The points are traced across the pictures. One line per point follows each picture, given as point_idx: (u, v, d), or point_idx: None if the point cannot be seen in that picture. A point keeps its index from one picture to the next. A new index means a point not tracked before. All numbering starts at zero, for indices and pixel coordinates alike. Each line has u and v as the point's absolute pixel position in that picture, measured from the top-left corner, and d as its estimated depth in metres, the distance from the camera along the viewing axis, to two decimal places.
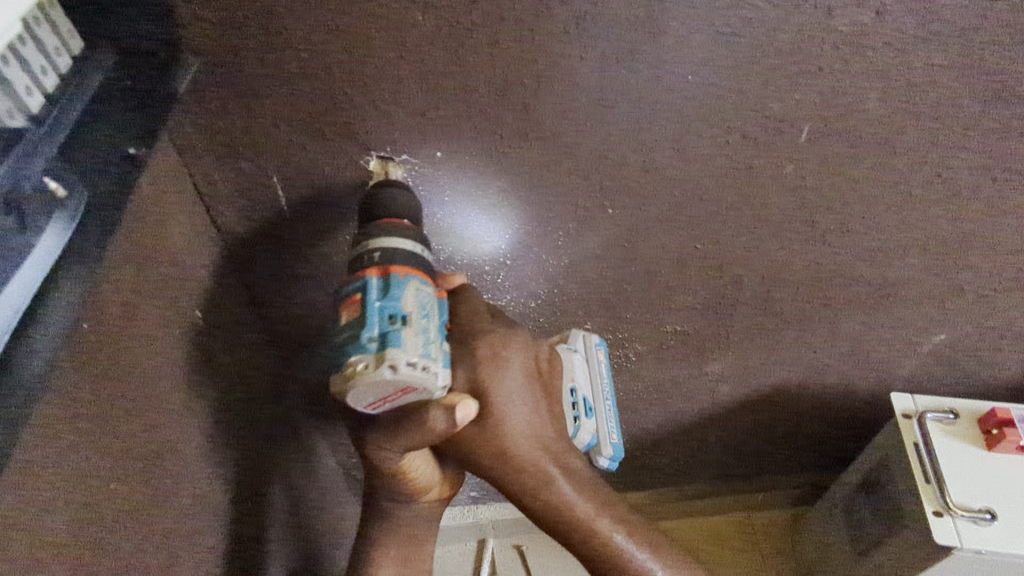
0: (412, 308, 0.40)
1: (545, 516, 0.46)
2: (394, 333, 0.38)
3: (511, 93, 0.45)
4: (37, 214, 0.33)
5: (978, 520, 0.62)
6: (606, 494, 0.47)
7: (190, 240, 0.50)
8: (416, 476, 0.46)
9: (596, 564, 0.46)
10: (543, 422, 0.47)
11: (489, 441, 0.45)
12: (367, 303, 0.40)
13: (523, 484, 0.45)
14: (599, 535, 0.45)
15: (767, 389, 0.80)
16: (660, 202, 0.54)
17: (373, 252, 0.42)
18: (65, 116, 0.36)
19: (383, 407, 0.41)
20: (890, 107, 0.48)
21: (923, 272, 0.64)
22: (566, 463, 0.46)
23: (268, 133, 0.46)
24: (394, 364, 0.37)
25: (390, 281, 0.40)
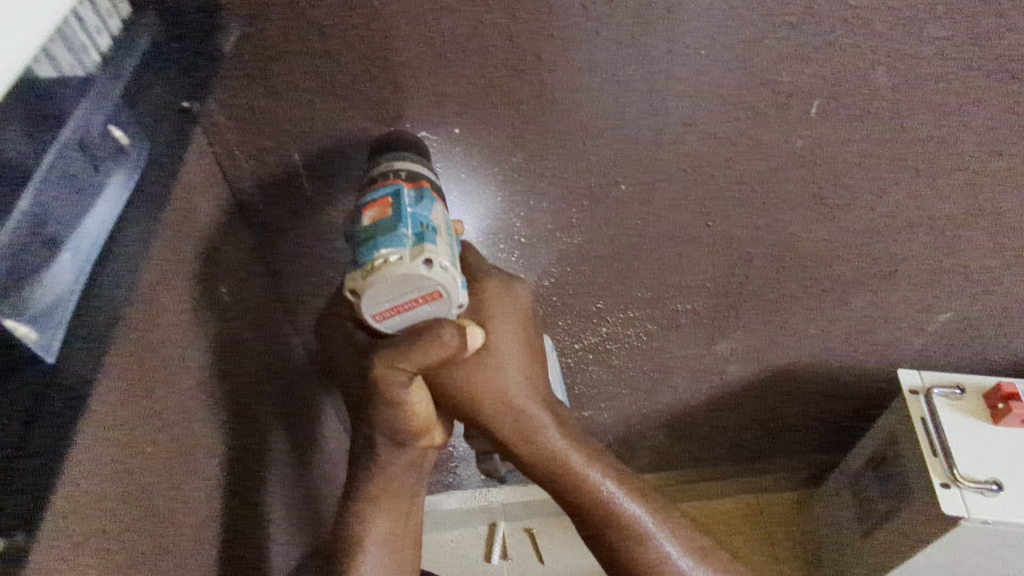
0: (442, 222, 0.42)
1: (534, 461, 0.50)
2: (430, 234, 0.40)
3: (528, 69, 0.46)
4: (109, 159, 0.36)
5: (985, 491, 0.63)
6: (592, 445, 0.51)
7: (213, 216, 0.51)
8: (416, 403, 0.46)
9: (580, 504, 0.50)
10: (537, 377, 0.51)
11: (485, 393, 0.48)
12: (400, 205, 0.41)
13: (514, 433, 0.49)
14: (587, 480, 0.50)
15: (774, 369, 0.81)
16: (671, 179, 0.56)
17: (402, 169, 0.44)
18: (120, 74, 0.37)
19: (390, 317, 0.42)
20: (898, 82, 0.49)
21: (929, 249, 0.65)
22: (558, 416, 0.50)
23: (289, 110, 0.47)
24: (431, 259, 0.39)
25: (424, 194, 0.42)
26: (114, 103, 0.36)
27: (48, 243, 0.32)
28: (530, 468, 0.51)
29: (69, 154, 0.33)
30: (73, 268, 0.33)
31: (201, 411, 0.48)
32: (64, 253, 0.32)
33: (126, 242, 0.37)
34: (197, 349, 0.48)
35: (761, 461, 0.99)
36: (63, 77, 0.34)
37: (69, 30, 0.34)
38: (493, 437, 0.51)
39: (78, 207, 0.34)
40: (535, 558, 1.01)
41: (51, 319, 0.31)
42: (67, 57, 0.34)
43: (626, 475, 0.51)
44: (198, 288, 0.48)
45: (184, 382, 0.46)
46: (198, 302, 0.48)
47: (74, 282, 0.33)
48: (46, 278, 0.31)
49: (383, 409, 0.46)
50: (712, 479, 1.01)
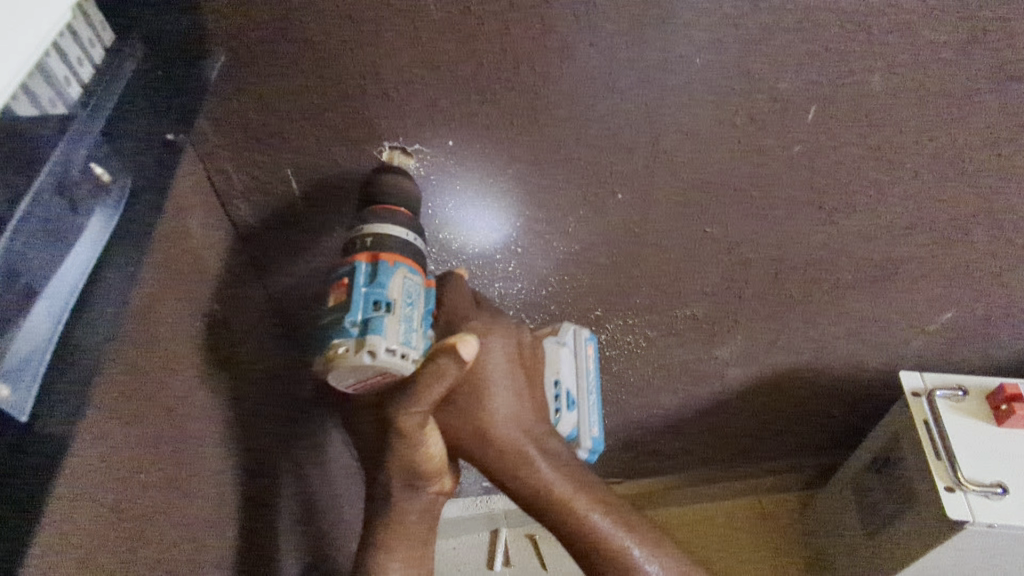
0: (398, 295, 0.44)
1: (522, 496, 0.49)
2: (377, 320, 0.43)
3: (521, 80, 0.45)
4: (85, 199, 0.36)
5: (989, 495, 0.63)
6: (584, 477, 0.49)
7: (208, 235, 0.50)
8: (432, 445, 0.47)
9: (574, 544, 0.48)
10: (523, 409, 0.51)
11: (469, 426, 0.49)
12: (355, 287, 0.43)
13: (500, 465, 0.49)
14: (576, 515, 0.47)
15: (776, 372, 0.80)
16: (669, 186, 0.55)
17: (367, 236, 0.45)
18: (98, 108, 0.37)
19: (361, 388, 0.46)
20: (897, 86, 0.48)
21: (930, 249, 0.64)
22: (544, 446, 0.50)
23: (281, 126, 0.47)
24: (373, 351, 0.42)
25: (379, 268, 0.44)
26: (90, 138, 0.37)
27: (24, 291, 0.31)
28: (520, 505, 0.49)
29: (47, 199, 0.33)
30: (50, 313, 0.32)
31: (202, 434, 0.48)
32: (39, 303, 0.32)
33: (110, 284, 0.36)
34: (196, 373, 0.47)
35: (764, 464, 0.99)
36: (44, 114, 0.33)
37: (51, 63, 0.33)
38: (484, 473, 0.50)
39: (55, 252, 0.33)
40: (538, 564, 1.00)
41: (28, 371, 0.30)
42: (49, 93, 0.33)
43: (619, 508, 0.48)
44: (196, 311, 0.47)
45: (181, 406, 0.45)
46: (194, 325, 0.47)
47: (49, 331, 0.32)
48: (21, 328, 0.30)
49: (399, 455, 0.47)
50: (714, 481, 1.00)
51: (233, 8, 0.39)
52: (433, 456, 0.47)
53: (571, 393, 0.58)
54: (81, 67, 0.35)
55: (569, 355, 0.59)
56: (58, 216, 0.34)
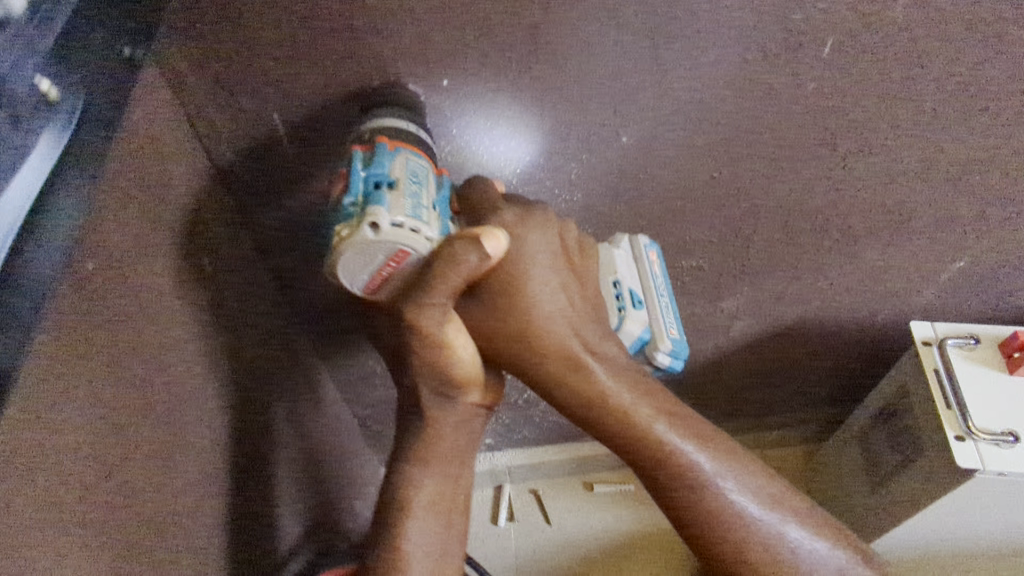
0: (401, 173, 0.41)
1: (574, 404, 0.47)
2: (378, 196, 0.40)
3: (519, 10, 0.42)
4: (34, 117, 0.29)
5: (1000, 443, 0.62)
6: (644, 383, 0.47)
7: (190, 183, 0.48)
8: (456, 349, 0.44)
9: (632, 452, 0.46)
10: (573, 308, 0.47)
11: (517, 329, 0.46)
12: (353, 171, 0.41)
13: (550, 372, 0.46)
14: (635, 424, 0.45)
15: (782, 324, 0.79)
16: (676, 129, 0.52)
17: (367, 132, 0.44)
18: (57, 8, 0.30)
19: (380, 288, 0.43)
20: (919, 16, 0.45)
21: (945, 195, 0.62)
22: (599, 351, 0.47)
23: (264, 64, 0.44)
24: (375, 221, 0.39)
25: (378, 151, 0.42)
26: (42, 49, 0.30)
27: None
28: (572, 413, 0.47)
29: None
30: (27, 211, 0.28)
31: (189, 386, 0.47)
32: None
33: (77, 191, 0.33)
34: (180, 323, 0.46)
35: (768, 418, 0.98)
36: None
37: None
38: (532, 380, 0.48)
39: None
40: (541, 519, 1.01)
41: None
42: None
43: (682, 416, 0.47)
44: (176, 261, 0.46)
45: (162, 357, 0.43)
46: (174, 274, 0.45)
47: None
48: None
49: (423, 360, 0.45)
50: (719, 436, 1.00)
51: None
52: (462, 361, 0.45)
53: (637, 294, 0.55)
54: None
55: (625, 257, 0.56)
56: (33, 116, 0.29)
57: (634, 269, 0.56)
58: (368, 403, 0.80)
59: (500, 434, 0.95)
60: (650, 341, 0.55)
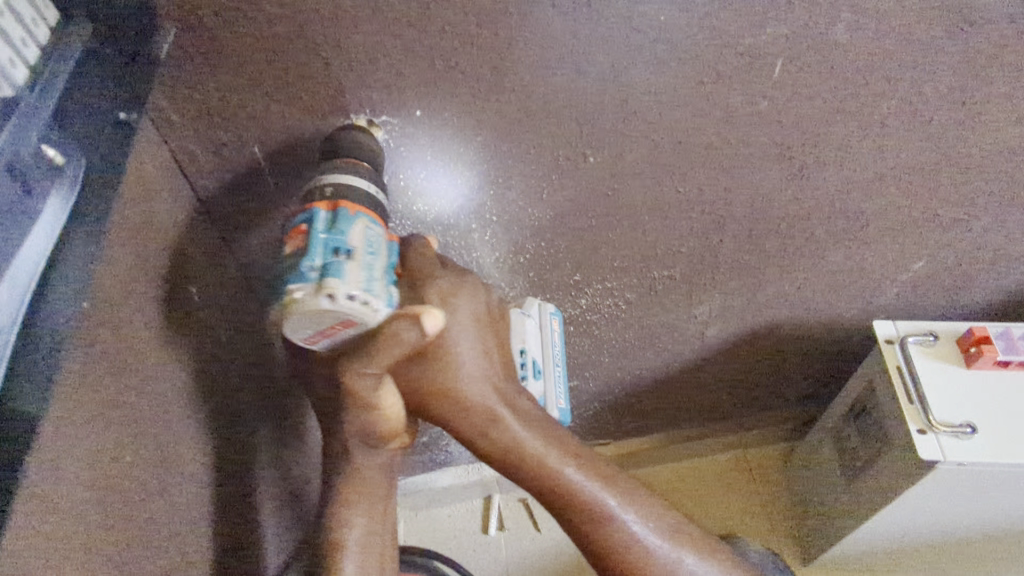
0: (359, 243, 0.43)
1: (495, 456, 0.49)
2: (336, 265, 0.41)
3: (486, 45, 0.45)
4: (42, 181, 0.34)
5: (959, 435, 0.65)
6: (557, 433, 0.50)
7: (174, 215, 0.50)
8: (387, 407, 0.47)
9: (549, 498, 0.49)
10: (493, 368, 0.50)
11: (435, 389, 0.48)
12: (313, 232, 0.42)
13: (473, 426, 0.49)
14: (550, 471, 0.48)
15: (754, 327, 0.82)
16: (642, 148, 0.55)
17: (326, 186, 0.44)
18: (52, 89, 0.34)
19: (323, 341, 0.45)
20: (861, 36, 0.48)
21: (900, 200, 0.65)
22: (516, 407, 0.50)
23: (245, 104, 0.46)
24: (332, 293, 0.41)
25: (339, 216, 0.43)
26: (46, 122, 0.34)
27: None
28: (493, 463, 0.50)
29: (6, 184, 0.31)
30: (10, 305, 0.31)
31: (181, 413, 0.48)
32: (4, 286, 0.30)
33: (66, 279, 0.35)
34: (170, 354, 0.47)
35: (747, 418, 1.01)
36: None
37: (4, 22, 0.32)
38: (455, 433, 0.50)
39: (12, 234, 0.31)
40: (530, 526, 1.03)
41: None
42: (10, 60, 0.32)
43: (593, 461, 0.50)
44: (165, 292, 0.47)
45: (154, 387, 0.45)
46: (164, 306, 0.47)
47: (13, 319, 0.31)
48: None
49: (355, 414, 0.48)
50: (701, 437, 1.02)
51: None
52: (390, 417, 0.48)
53: (539, 363, 0.59)
54: (24, 47, 0.34)
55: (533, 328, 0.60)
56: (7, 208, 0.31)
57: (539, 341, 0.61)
58: None
59: None
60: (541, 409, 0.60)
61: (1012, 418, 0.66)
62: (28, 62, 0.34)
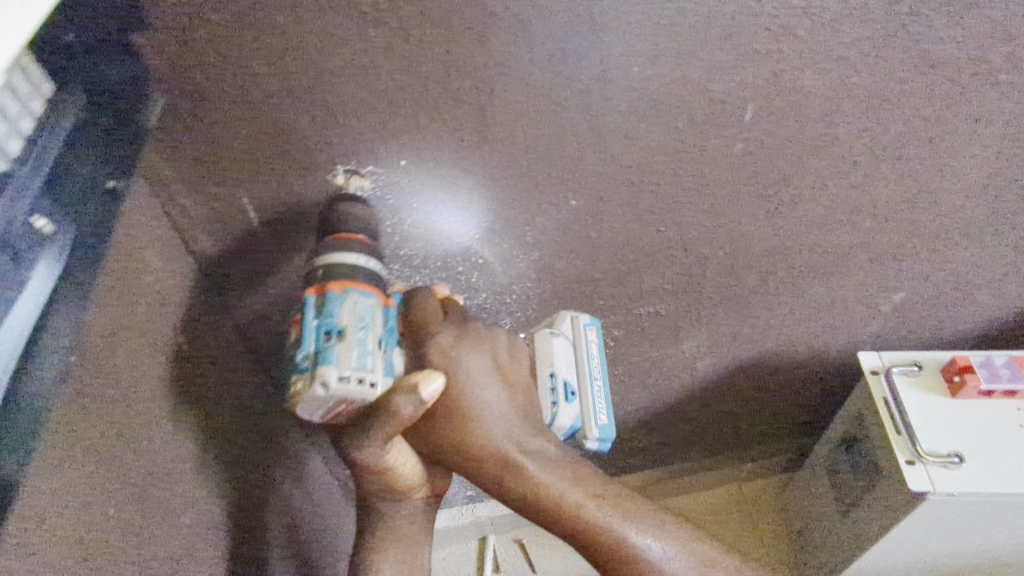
0: (348, 321, 0.43)
1: (517, 503, 0.49)
2: (327, 351, 0.43)
3: (466, 98, 0.46)
4: (27, 251, 0.34)
5: (947, 465, 0.66)
6: (580, 473, 0.49)
7: (168, 269, 0.51)
8: (395, 471, 0.47)
9: (578, 540, 0.48)
10: (505, 412, 0.50)
11: (450, 441, 0.48)
12: (305, 322, 0.44)
13: (492, 473, 0.48)
14: (573, 516, 0.48)
15: (742, 361, 0.82)
16: (622, 191, 0.57)
17: (318, 268, 0.45)
18: (46, 156, 0.36)
19: (337, 419, 0.46)
20: (825, 81, 0.51)
21: (876, 234, 0.67)
22: (531, 449, 0.49)
23: (234, 158, 0.47)
24: (324, 381, 0.42)
25: (326, 299, 0.44)
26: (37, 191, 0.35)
27: None
28: (516, 509, 0.49)
29: None
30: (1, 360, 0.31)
31: (172, 463, 0.48)
32: None
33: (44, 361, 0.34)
34: (161, 404, 0.47)
35: (741, 452, 1.01)
36: None
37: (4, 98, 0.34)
38: (477, 482, 0.50)
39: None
40: (527, 568, 1.01)
41: None
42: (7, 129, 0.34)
43: (620, 498, 0.49)
44: (160, 344, 0.48)
45: (145, 436, 0.45)
46: (155, 355, 0.47)
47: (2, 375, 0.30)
48: None
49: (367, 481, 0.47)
50: (695, 472, 1.02)
51: (184, 21, 0.39)
52: (404, 475, 0.48)
53: (571, 383, 0.57)
54: (21, 119, 0.35)
55: (561, 345, 0.57)
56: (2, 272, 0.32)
57: (570, 359, 0.58)
58: (348, 465, 0.81)
59: (481, 485, 0.96)
60: (580, 430, 0.56)
61: (999, 447, 0.67)
62: (25, 131, 0.36)
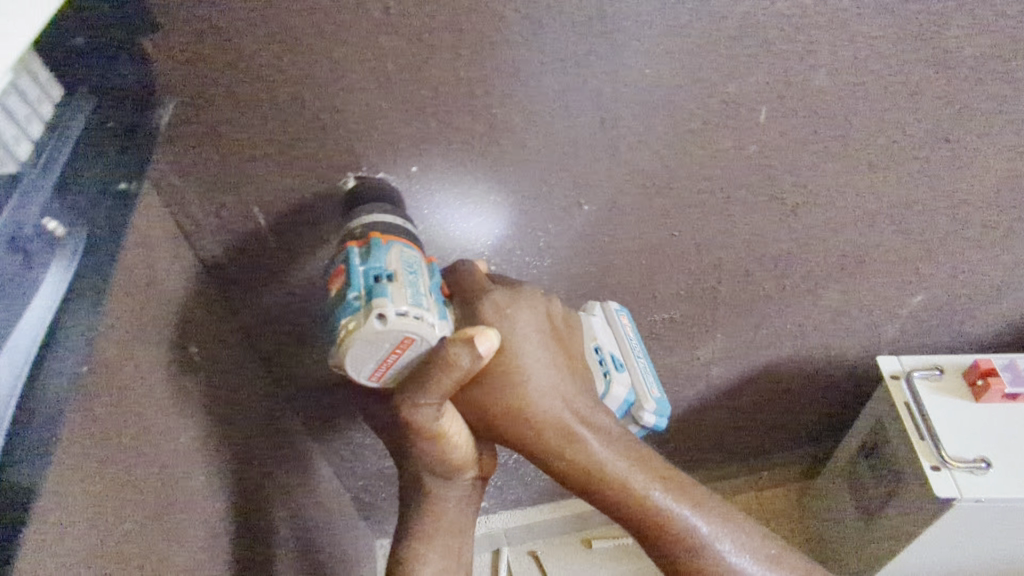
0: (398, 265, 0.43)
1: (573, 475, 0.48)
2: (380, 289, 0.41)
3: (479, 102, 0.46)
4: (41, 253, 0.31)
5: (974, 470, 0.64)
6: (638, 450, 0.49)
7: (179, 278, 0.50)
8: (450, 437, 0.46)
9: (631, 519, 0.48)
10: (564, 383, 0.49)
11: (509, 408, 0.47)
12: (352, 267, 0.43)
13: (552, 444, 0.47)
14: (632, 491, 0.47)
15: (757, 367, 0.81)
16: (634, 195, 0.56)
17: (357, 228, 0.45)
18: (56, 158, 0.34)
19: (385, 373, 0.45)
20: (840, 81, 0.50)
21: (893, 236, 0.66)
22: (592, 422, 0.48)
23: (247, 166, 0.47)
24: (383, 313, 0.40)
25: (372, 246, 0.43)
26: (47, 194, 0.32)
27: None
28: (569, 483, 0.48)
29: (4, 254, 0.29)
30: (12, 369, 0.28)
31: (184, 474, 0.47)
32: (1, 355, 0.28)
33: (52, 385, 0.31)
34: (172, 415, 0.47)
35: (758, 461, 0.99)
36: None
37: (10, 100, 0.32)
38: (531, 452, 0.48)
39: (11, 302, 0.29)
40: None
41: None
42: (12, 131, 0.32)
43: (676, 480, 0.49)
44: (172, 353, 0.47)
45: (156, 449, 0.44)
46: (166, 366, 0.47)
47: (14, 384, 0.28)
48: None
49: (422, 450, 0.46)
50: (711, 482, 1.01)
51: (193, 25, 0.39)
52: (456, 446, 0.47)
53: (619, 357, 0.57)
54: (29, 123, 0.33)
55: (600, 324, 0.58)
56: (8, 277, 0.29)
57: (611, 337, 0.58)
58: (359, 477, 0.80)
59: (494, 497, 0.95)
60: (635, 402, 0.57)
61: None
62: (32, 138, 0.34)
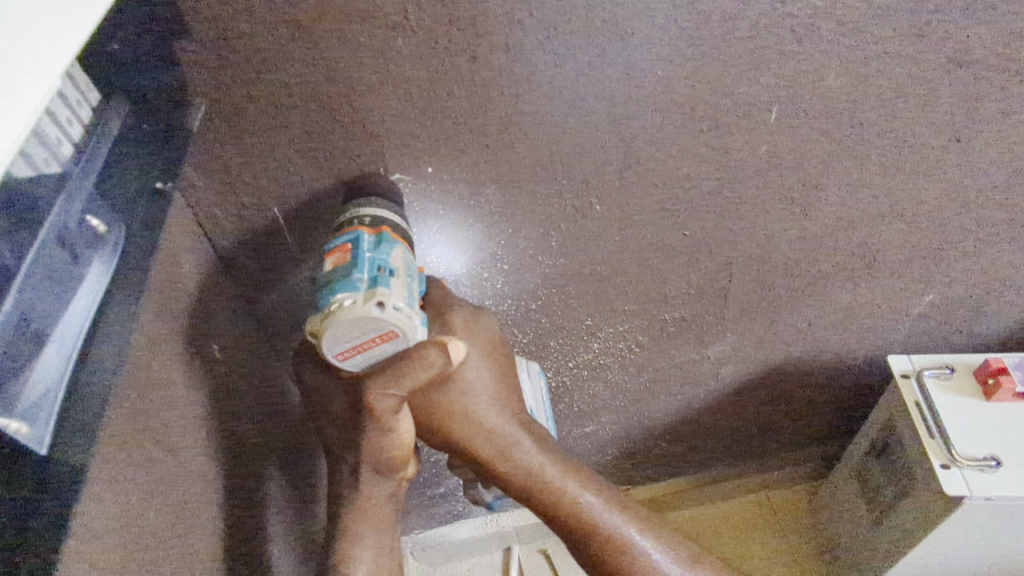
0: (401, 264, 0.45)
1: (514, 481, 0.50)
2: (384, 279, 0.43)
3: (492, 104, 0.47)
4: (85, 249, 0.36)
5: (984, 468, 0.65)
6: (574, 463, 0.52)
7: (199, 275, 0.52)
8: (402, 432, 0.48)
9: (569, 526, 0.50)
10: (508, 398, 0.53)
11: (455, 413, 0.50)
12: (358, 251, 0.43)
13: (493, 450, 0.50)
14: (568, 494, 0.50)
15: (767, 366, 0.82)
16: (644, 195, 0.57)
17: (366, 216, 0.46)
18: (93, 160, 0.36)
19: (353, 357, 0.45)
20: (849, 81, 0.51)
21: (902, 235, 0.66)
22: (532, 432, 0.52)
23: (265, 167, 0.48)
24: (383, 301, 0.42)
25: (382, 238, 0.45)
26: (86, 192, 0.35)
27: (34, 338, 0.31)
28: (511, 490, 0.51)
29: (51, 251, 0.33)
30: (60, 357, 0.33)
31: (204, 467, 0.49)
32: (48, 347, 0.32)
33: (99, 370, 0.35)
34: (193, 410, 0.48)
35: (767, 459, 1.00)
36: (40, 174, 0.33)
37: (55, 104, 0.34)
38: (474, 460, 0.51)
39: (58, 298, 0.33)
40: None
41: (42, 412, 0.31)
42: (57, 135, 0.34)
43: (613, 492, 0.51)
44: (192, 348, 0.49)
45: (179, 440, 0.46)
46: (188, 361, 0.48)
47: (59, 374, 0.33)
48: (32, 372, 0.31)
49: (371, 440, 0.48)
50: (720, 481, 1.01)
51: (216, 30, 0.40)
52: (404, 442, 0.48)
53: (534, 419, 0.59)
54: (71, 126, 0.36)
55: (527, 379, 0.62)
56: (59, 271, 0.34)
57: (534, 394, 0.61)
58: None
59: None
60: None
61: None
62: (72, 140, 0.36)
